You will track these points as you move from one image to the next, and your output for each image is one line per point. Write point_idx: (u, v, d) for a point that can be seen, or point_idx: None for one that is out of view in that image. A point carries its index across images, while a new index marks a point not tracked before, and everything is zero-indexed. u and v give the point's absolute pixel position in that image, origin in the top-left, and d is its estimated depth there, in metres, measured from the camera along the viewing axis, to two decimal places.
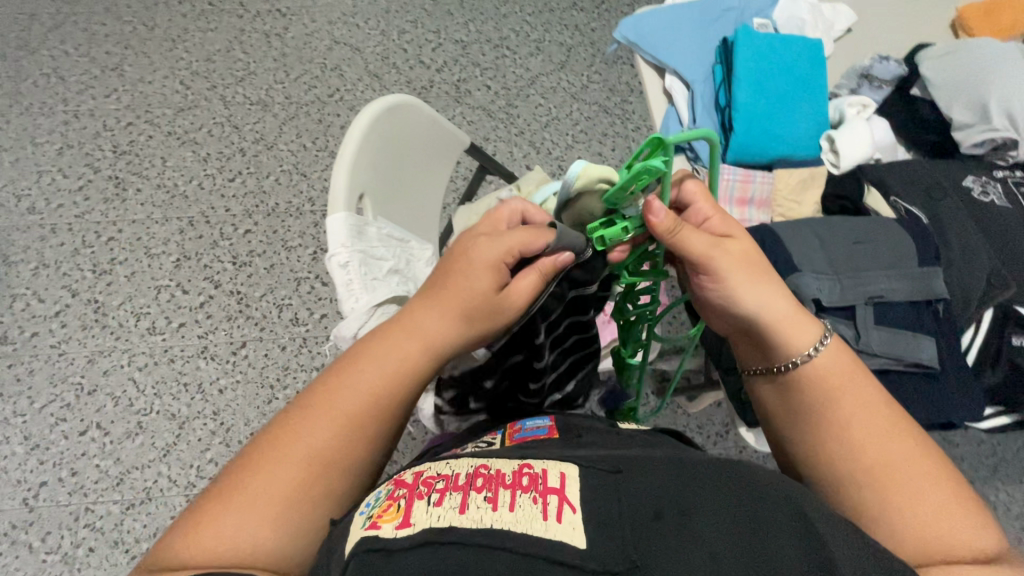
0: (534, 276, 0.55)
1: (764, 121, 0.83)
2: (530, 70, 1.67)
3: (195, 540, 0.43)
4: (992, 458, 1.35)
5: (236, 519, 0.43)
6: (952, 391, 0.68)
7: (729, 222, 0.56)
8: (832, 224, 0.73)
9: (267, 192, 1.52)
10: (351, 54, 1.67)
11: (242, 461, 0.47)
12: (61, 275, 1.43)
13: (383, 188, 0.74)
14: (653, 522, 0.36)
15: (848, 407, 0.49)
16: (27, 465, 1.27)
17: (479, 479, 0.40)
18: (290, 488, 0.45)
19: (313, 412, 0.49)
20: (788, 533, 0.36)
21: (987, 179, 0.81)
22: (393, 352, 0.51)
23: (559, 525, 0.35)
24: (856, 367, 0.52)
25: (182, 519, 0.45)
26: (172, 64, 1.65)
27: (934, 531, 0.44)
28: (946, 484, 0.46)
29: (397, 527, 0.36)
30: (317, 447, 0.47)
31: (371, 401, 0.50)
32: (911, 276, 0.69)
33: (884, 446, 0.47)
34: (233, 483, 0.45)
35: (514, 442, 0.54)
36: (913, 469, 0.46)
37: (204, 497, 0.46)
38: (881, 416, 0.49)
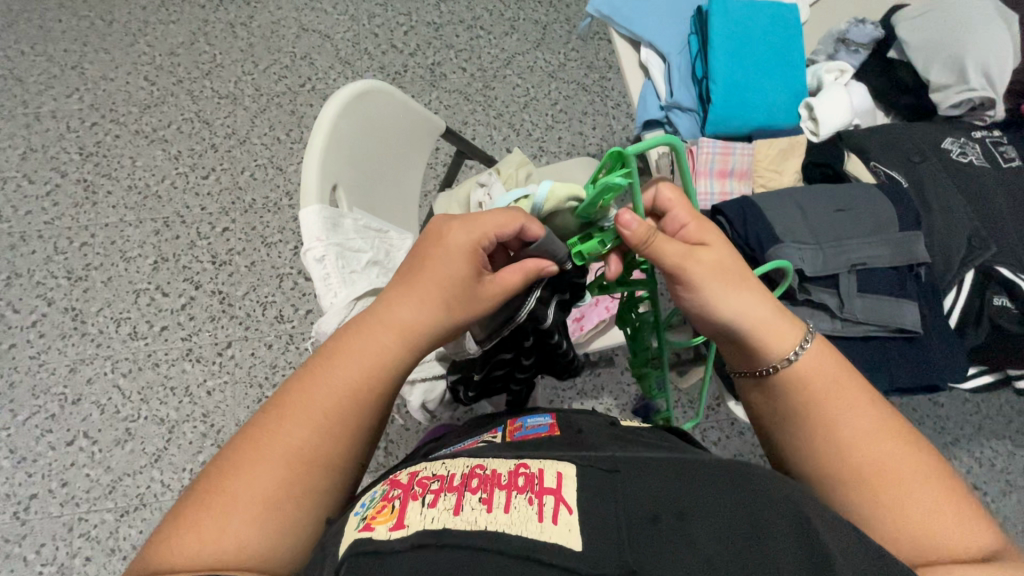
0: (520, 274, 0.57)
1: (742, 90, 0.82)
2: (505, 49, 1.63)
3: (178, 544, 0.41)
4: (976, 416, 1.37)
5: (221, 521, 0.42)
6: (935, 354, 0.68)
7: (707, 230, 0.56)
8: (814, 192, 0.73)
9: (243, 188, 1.49)
10: (321, 41, 1.62)
11: (220, 463, 0.46)
12: (36, 284, 1.39)
13: (359, 179, 0.72)
14: (650, 524, 0.36)
15: (833, 409, 0.48)
16: (15, 479, 1.25)
17: (474, 480, 0.39)
18: (272, 489, 0.44)
19: (294, 409, 0.47)
20: (786, 530, 0.36)
21: (965, 140, 0.80)
22: (371, 345, 0.50)
23: (554, 526, 0.35)
24: (840, 366, 0.51)
25: (162, 527, 0.44)
26: (135, 59, 1.59)
27: (923, 531, 0.44)
28: (935, 480, 0.45)
29: (391, 529, 0.36)
30: (297, 446, 0.46)
31: (351, 396, 0.48)
32: (892, 242, 0.69)
33: (871, 447, 0.46)
34: (212, 485, 0.44)
35: (515, 439, 0.55)
36: (900, 469, 0.45)
37: (185, 501, 0.44)
38: (867, 416, 0.48)
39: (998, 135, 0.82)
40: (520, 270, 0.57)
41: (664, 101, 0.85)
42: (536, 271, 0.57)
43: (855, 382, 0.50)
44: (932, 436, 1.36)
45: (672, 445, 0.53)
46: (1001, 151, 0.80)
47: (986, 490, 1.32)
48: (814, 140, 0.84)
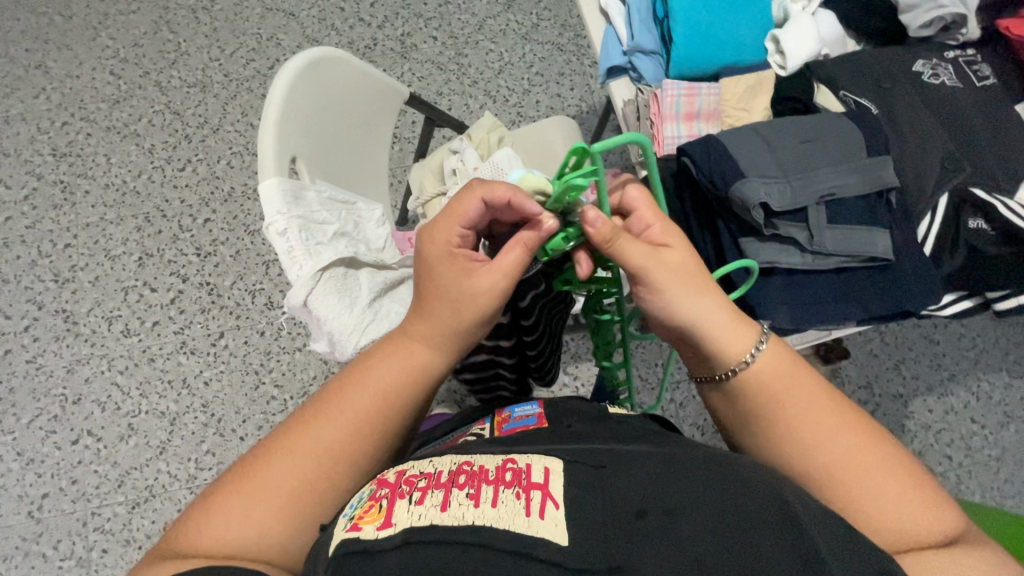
0: (517, 251, 0.52)
1: (703, 27, 0.80)
2: (475, 14, 1.58)
3: (212, 523, 0.42)
4: (972, 351, 1.37)
5: (252, 507, 0.43)
6: (909, 282, 0.67)
7: (671, 230, 0.54)
8: (780, 125, 0.71)
9: (220, 177, 1.47)
10: (286, 20, 1.58)
11: (250, 456, 0.46)
12: (24, 289, 1.39)
13: (320, 151, 0.71)
14: (636, 521, 0.36)
15: (794, 410, 0.48)
16: (26, 479, 1.28)
17: (462, 476, 0.39)
18: (297, 486, 0.44)
19: (330, 409, 0.48)
20: (773, 518, 0.36)
21: (938, 61, 0.78)
22: (404, 352, 0.51)
23: (542, 521, 0.35)
24: (797, 364, 0.50)
25: (188, 509, 0.45)
26: (99, 53, 1.56)
27: (896, 524, 0.43)
28: (900, 468, 0.45)
29: (379, 528, 0.35)
30: (326, 445, 0.46)
31: (385, 400, 0.49)
32: (861, 169, 0.68)
33: (834, 444, 0.46)
34: (248, 470, 0.45)
35: (504, 432, 0.55)
36: (865, 462, 0.45)
37: (219, 486, 0.45)
38: (830, 417, 0.47)
39: (972, 54, 0.79)
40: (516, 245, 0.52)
41: (626, 46, 0.83)
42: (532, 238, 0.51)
43: (815, 380, 0.49)
44: (929, 373, 1.36)
45: (660, 432, 0.55)
46: (974, 70, 0.77)
47: (984, 423, 1.33)
48: (781, 74, 0.80)
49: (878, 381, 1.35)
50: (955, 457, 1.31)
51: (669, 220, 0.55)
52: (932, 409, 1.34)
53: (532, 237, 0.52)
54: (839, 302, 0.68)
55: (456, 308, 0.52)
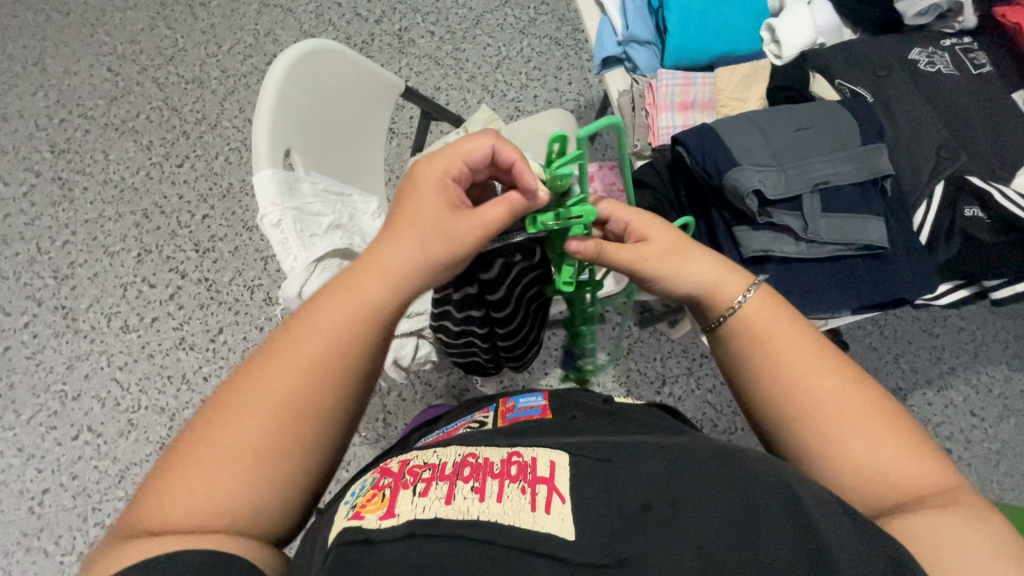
0: (503, 207, 0.51)
1: (698, 17, 0.80)
2: (473, 9, 1.58)
3: (169, 500, 0.37)
4: (971, 344, 1.37)
5: (209, 475, 0.38)
6: (904, 270, 0.67)
7: (648, 221, 0.55)
8: (775, 114, 0.71)
9: (218, 173, 1.47)
10: (283, 15, 1.57)
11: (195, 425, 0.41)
12: (23, 285, 1.40)
13: (314, 142, 0.71)
14: (641, 514, 0.36)
15: (776, 350, 0.46)
16: (26, 475, 1.28)
17: (467, 469, 0.40)
18: (257, 447, 0.39)
19: (279, 357, 0.41)
20: (780, 510, 0.36)
21: (934, 49, 0.78)
22: (366, 287, 0.45)
23: (548, 516, 0.35)
24: (783, 311, 0.49)
25: (141, 489, 0.39)
26: (96, 50, 1.56)
27: (875, 473, 0.41)
28: (899, 427, 0.42)
29: (381, 518, 0.35)
30: (284, 397, 0.40)
31: (346, 338, 0.43)
32: (856, 157, 0.68)
33: (815, 386, 0.44)
34: (196, 437, 0.39)
35: (507, 422, 0.56)
36: (846, 406, 0.43)
37: (168, 458, 0.40)
38: (830, 369, 0.45)
39: (969, 42, 0.79)
40: (502, 202, 0.51)
41: (621, 36, 0.83)
42: (518, 203, 0.52)
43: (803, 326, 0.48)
44: (928, 366, 1.36)
45: (666, 424, 0.55)
46: (971, 57, 0.77)
47: (983, 415, 1.33)
48: (777, 63, 0.81)
49: (877, 374, 1.35)
50: (955, 450, 1.31)
51: (642, 212, 0.55)
52: (932, 402, 1.34)
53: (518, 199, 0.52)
54: (833, 291, 0.68)
55: (436, 245, 0.49)
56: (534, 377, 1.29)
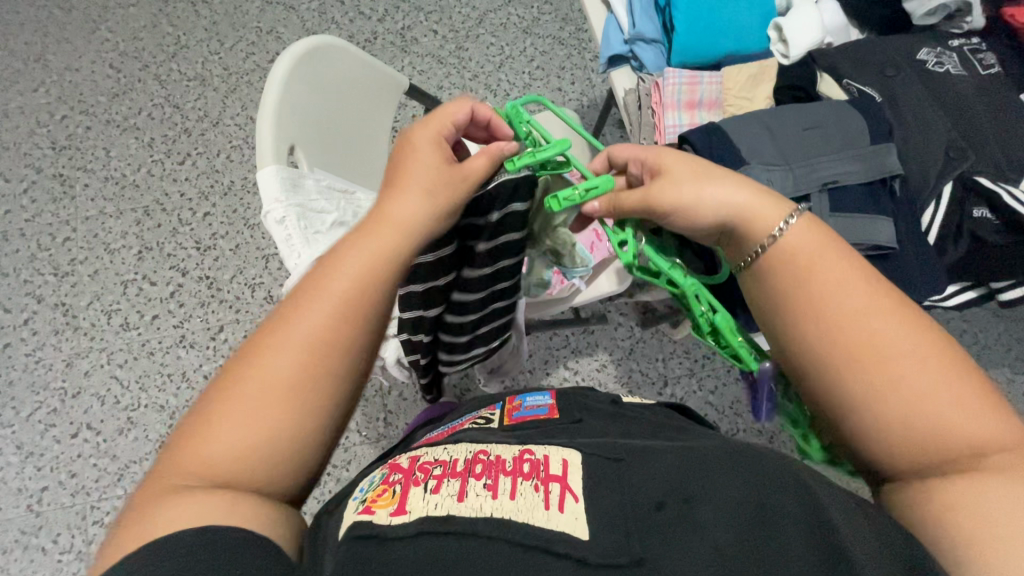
0: (485, 159, 0.53)
1: (706, 15, 0.80)
2: (476, 8, 1.58)
3: (205, 442, 0.37)
4: (974, 346, 1.37)
5: (243, 414, 0.37)
6: (912, 271, 0.67)
7: (666, 157, 0.54)
8: (783, 112, 0.70)
9: (220, 170, 1.47)
10: (286, 13, 1.57)
11: (218, 381, 0.39)
12: (23, 282, 1.39)
13: (319, 139, 0.71)
14: (654, 512, 0.36)
15: (823, 286, 0.43)
16: (25, 473, 1.27)
17: (478, 466, 0.40)
18: (281, 391, 0.38)
19: (306, 300, 0.41)
20: (797, 510, 0.35)
21: (942, 49, 0.77)
22: (382, 235, 0.45)
23: (562, 514, 0.35)
24: (830, 245, 0.45)
25: (172, 443, 0.38)
26: (98, 47, 1.55)
27: (933, 418, 0.38)
28: (961, 382, 0.39)
29: (392, 514, 0.36)
30: (311, 335, 0.40)
31: (367, 280, 0.43)
32: (864, 156, 0.67)
33: (867, 323, 0.41)
34: (229, 382, 0.39)
35: (513, 422, 0.55)
36: (901, 347, 0.40)
37: (201, 407, 0.39)
38: (886, 311, 0.41)
39: (977, 42, 0.79)
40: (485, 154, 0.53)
41: (627, 35, 0.83)
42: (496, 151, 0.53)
43: (852, 263, 0.44)
44: None
45: (677, 423, 0.54)
46: (979, 58, 0.77)
47: None
48: (783, 62, 0.80)
49: None
50: None
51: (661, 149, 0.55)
52: None
53: (496, 150, 0.54)
54: None
55: (441, 195, 0.49)
56: (536, 377, 1.28)
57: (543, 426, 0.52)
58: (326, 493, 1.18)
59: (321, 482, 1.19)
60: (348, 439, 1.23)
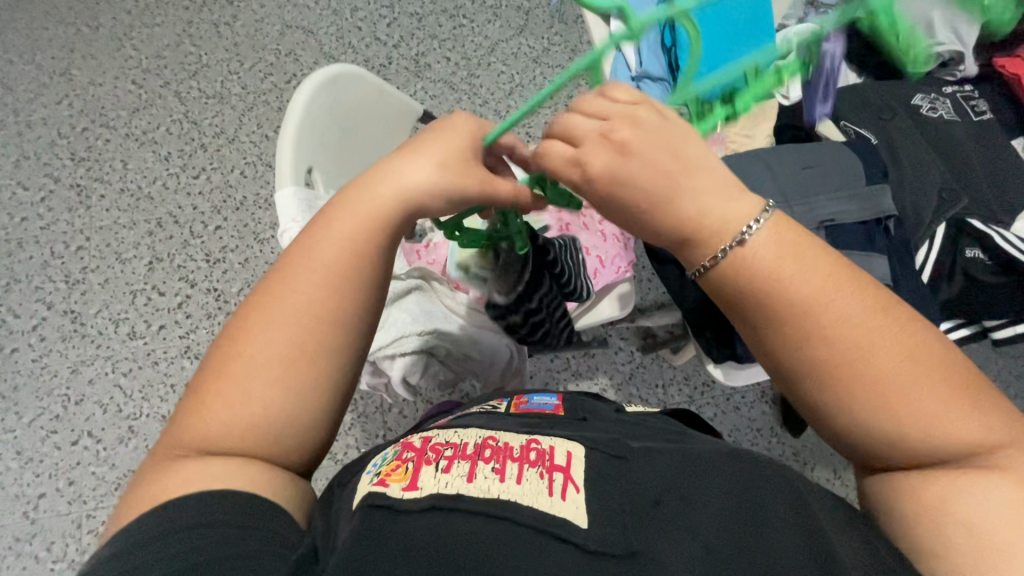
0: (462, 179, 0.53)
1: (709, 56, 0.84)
2: (489, 37, 1.62)
3: (203, 420, 0.44)
4: None
5: (233, 400, 0.45)
6: (906, 309, 0.69)
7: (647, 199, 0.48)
8: (782, 151, 0.73)
9: (233, 185, 1.50)
10: (305, 37, 1.62)
11: (214, 369, 0.46)
12: (35, 288, 1.42)
13: (336, 162, 0.74)
14: (653, 508, 0.40)
15: (817, 311, 0.43)
16: (23, 479, 1.28)
17: (487, 450, 0.44)
18: (282, 367, 0.46)
19: (284, 296, 0.47)
20: (784, 514, 0.40)
21: (936, 95, 0.80)
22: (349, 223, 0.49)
23: (564, 502, 0.39)
24: (814, 258, 0.44)
25: (174, 419, 0.46)
26: (122, 63, 1.61)
27: (916, 435, 0.42)
28: (940, 385, 0.41)
29: (405, 489, 0.40)
30: (294, 325, 0.46)
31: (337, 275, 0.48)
32: (859, 197, 0.70)
33: (861, 353, 0.42)
34: (222, 376, 0.45)
35: (520, 411, 0.58)
36: (893, 376, 0.42)
37: (198, 387, 0.46)
38: (875, 333, 0.42)
39: (969, 89, 0.82)
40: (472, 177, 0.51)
41: (635, 72, 0.87)
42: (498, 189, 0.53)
43: (846, 285, 0.44)
44: None
45: (674, 427, 0.56)
46: (971, 104, 0.80)
47: None
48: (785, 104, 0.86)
49: None
50: None
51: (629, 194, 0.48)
52: None
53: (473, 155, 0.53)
54: None
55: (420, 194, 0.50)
56: None
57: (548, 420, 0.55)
58: None
59: None
60: (347, 455, 1.24)
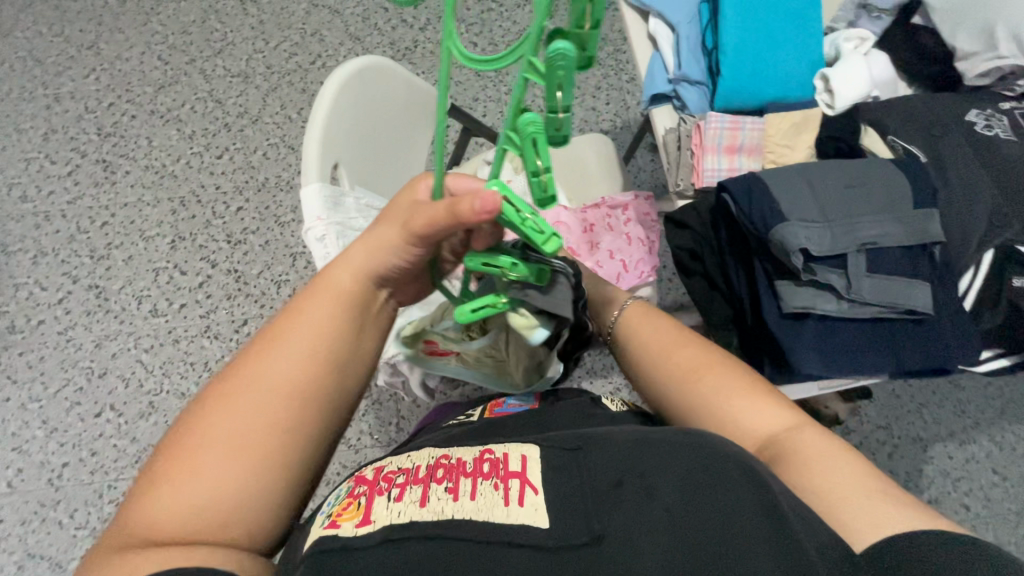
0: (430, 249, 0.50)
1: (752, 61, 0.81)
2: (517, 23, 1.59)
3: (160, 501, 0.39)
4: (998, 400, 1.35)
5: (201, 473, 0.40)
6: (944, 338, 0.67)
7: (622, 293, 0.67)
8: (824, 168, 0.72)
9: (256, 166, 1.50)
10: (331, 17, 1.60)
11: (181, 437, 0.42)
12: (60, 262, 1.44)
13: (362, 159, 0.73)
14: (614, 490, 0.41)
15: (669, 347, 0.59)
16: (48, 447, 1.31)
17: (439, 471, 0.44)
18: (254, 431, 0.42)
19: (268, 353, 0.45)
20: (743, 476, 0.41)
21: (992, 112, 0.76)
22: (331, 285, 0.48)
23: (521, 508, 0.40)
24: (667, 325, 0.62)
25: (135, 496, 0.41)
26: (148, 38, 1.60)
27: (752, 426, 0.51)
28: (757, 384, 0.54)
29: (357, 525, 0.39)
30: (276, 385, 0.44)
31: (321, 335, 0.46)
32: (905, 220, 0.68)
33: (692, 363, 0.56)
34: (190, 443, 0.41)
35: (493, 415, 0.61)
36: (719, 382, 0.54)
37: (163, 457, 0.42)
38: (711, 360, 0.56)
39: None
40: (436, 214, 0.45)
41: (672, 75, 0.85)
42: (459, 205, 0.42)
43: (692, 338, 0.60)
44: (951, 419, 1.33)
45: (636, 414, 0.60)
46: None
47: (1006, 474, 1.30)
48: (828, 113, 0.82)
49: (898, 423, 1.33)
50: (973, 507, 1.28)
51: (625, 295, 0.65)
52: (953, 456, 1.31)
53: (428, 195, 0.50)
54: (874, 352, 0.67)
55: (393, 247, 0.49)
56: None
57: (515, 423, 0.57)
58: None
59: (331, 482, 1.21)
60: (360, 441, 1.25)
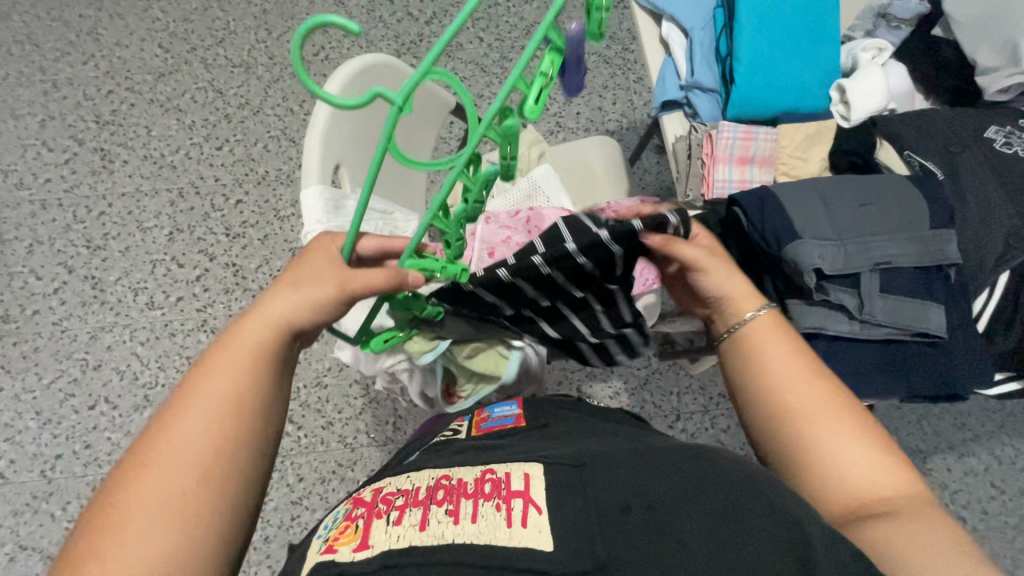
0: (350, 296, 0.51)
1: (766, 70, 0.79)
2: (524, 19, 1.57)
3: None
4: (999, 414, 1.34)
5: (129, 542, 0.36)
6: (956, 361, 0.66)
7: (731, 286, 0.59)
8: (842, 184, 0.70)
9: (256, 159, 1.48)
10: (334, 8, 1.57)
11: (101, 508, 0.37)
12: (56, 252, 1.42)
13: (364, 161, 0.71)
14: (620, 515, 0.40)
15: (790, 375, 0.53)
16: (41, 439, 1.30)
17: (439, 493, 0.43)
18: (181, 491, 0.38)
19: (186, 407, 0.41)
20: (756, 505, 0.40)
21: (1011, 129, 0.75)
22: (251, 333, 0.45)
23: (525, 529, 0.39)
24: (790, 347, 0.55)
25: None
26: (149, 25, 1.57)
27: (864, 484, 0.48)
28: (879, 440, 0.50)
29: (355, 549, 0.39)
30: (197, 439, 0.40)
31: (244, 382, 0.43)
32: (921, 240, 0.66)
33: (816, 404, 0.51)
34: (112, 513, 0.37)
35: (480, 431, 0.59)
36: (842, 431, 0.50)
37: (84, 531, 0.37)
38: (835, 403, 0.51)
39: None
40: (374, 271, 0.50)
41: (684, 81, 0.83)
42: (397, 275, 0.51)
43: (818, 370, 0.53)
44: (951, 432, 1.33)
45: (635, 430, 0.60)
46: None
47: (1004, 488, 1.29)
48: (844, 125, 0.81)
49: (898, 434, 1.32)
50: (969, 520, 1.28)
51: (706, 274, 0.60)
52: (952, 468, 1.31)
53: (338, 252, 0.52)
54: (884, 374, 0.66)
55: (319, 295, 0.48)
56: None
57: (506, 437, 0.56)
58: (330, 492, 1.20)
59: (325, 480, 1.20)
60: (356, 440, 1.24)
